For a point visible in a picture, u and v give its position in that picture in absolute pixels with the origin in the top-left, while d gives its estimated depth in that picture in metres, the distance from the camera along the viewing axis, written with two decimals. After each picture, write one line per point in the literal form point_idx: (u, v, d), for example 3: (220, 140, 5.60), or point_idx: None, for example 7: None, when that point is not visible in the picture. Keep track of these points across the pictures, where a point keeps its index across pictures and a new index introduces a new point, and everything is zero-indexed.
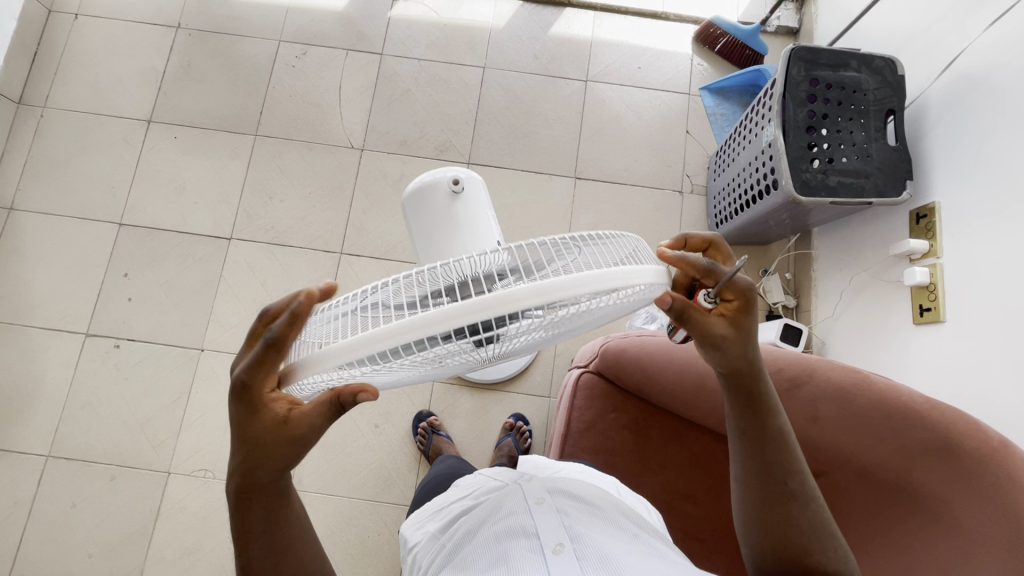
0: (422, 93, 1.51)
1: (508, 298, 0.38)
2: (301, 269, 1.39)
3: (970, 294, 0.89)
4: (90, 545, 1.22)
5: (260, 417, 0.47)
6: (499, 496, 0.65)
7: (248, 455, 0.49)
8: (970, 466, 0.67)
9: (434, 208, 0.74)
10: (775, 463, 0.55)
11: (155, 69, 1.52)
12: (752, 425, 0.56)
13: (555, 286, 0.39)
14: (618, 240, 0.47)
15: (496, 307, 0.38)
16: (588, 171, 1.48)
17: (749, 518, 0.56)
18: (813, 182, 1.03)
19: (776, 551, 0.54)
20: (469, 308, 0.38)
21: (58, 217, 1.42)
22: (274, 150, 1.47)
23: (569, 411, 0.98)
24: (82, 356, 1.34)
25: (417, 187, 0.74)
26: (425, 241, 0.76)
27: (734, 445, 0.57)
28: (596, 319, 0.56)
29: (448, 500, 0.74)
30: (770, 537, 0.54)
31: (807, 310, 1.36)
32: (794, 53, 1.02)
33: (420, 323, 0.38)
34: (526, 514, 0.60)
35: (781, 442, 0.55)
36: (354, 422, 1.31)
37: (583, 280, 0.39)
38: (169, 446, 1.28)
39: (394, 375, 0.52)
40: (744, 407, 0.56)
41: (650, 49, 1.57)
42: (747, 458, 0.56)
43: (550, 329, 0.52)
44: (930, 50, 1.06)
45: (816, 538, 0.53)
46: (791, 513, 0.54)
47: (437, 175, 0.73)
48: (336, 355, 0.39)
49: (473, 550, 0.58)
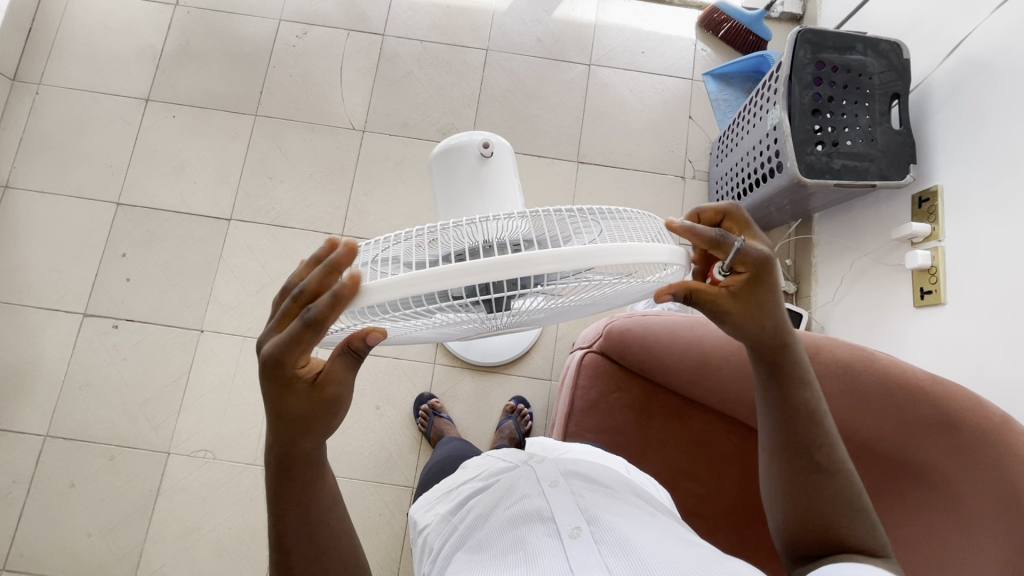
0: (424, 75, 1.50)
1: (528, 260, 0.37)
2: (302, 250, 1.38)
3: (971, 276, 0.90)
4: (90, 525, 1.22)
5: (294, 388, 0.46)
6: (513, 478, 0.65)
7: (283, 428, 0.49)
8: (973, 438, 0.68)
9: (462, 171, 0.70)
10: (802, 434, 0.54)
11: (152, 47, 1.50)
12: (780, 397, 0.54)
13: (574, 254, 0.38)
14: (644, 221, 0.47)
15: (514, 267, 0.37)
16: (591, 155, 1.47)
17: (777, 493, 0.55)
18: (818, 164, 1.03)
19: (802, 524, 0.53)
20: (485, 267, 0.37)
21: (55, 195, 1.40)
22: (274, 131, 1.45)
23: (573, 391, 0.98)
24: (81, 337, 1.32)
25: (445, 149, 0.70)
26: (449, 205, 0.72)
27: (763, 417, 0.56)
28: (612, 299, 0.57)
29: (458, 483, 0.74)
30: (798, 508, 0.53)
31: (807, 296, 1.36)
32: (800, 36, 1.02)
33: (434, 275, 0.37)
34: (541, 497, 0.61)
35: (811, 414, 0.54)
36: (355, 404, 1.31)
37: (604, 253, 0.39)
38: (169, 426, 1.27)
39: (408, 332, 0.53)
40: (771, 374, 0.54)
41: (654, 34, 1.57)
42: (776, 428, 0.55)
43: (568, 303, 0.53)
44: (934, 36, 1.06)
45: (846, 513, 0.52)
46: (817, 485, 0.53)
47: (466, 137, 0.69)
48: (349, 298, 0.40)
49: (488, 534, 0.58)
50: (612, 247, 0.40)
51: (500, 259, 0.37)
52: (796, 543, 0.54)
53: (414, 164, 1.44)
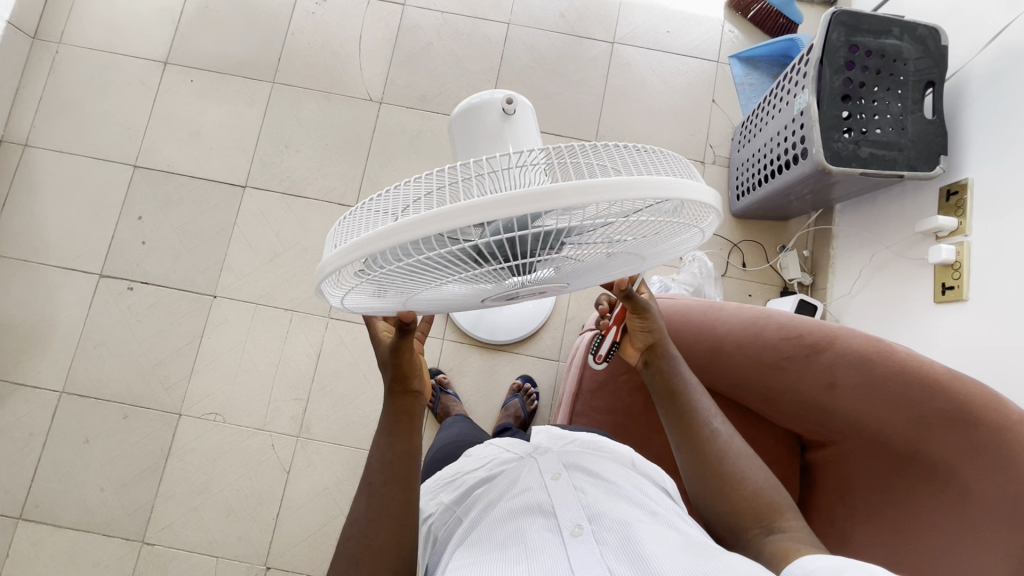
0: (444, 48, 1.48)
1: (555, 191, 0.35)
2: (316, 221, 1.38)
3: (996, 273, 0.88)
4: (103, 480, 1.25)
5: (381, 349, 0.66)
6: (517, 472, 0.67)
7: (388, 378, 0.66)
8: (987, 435, 0.68)
9: (479, 136, 0.59)
10: (692, 412, 0.69)
11: (172, 9, 1.49)
12: (673, 389, 0.71)
13: (599, 185, 0.36)
14: (674, 159, 0.44)
15: (538, 197, 0.35)
16: (610, 136, 1.45)
17: (691, 468, 0.66)
18: (845, 152, 1.00)
19: (716, 489, 0.64)
20: (510, 196, 0.35)
21: (73, 155, 1.41)
22: (291, 99, 1.44)
23: (581, 370, 0.99)
24: (96, 297, 1.34)
25: (462, 111, 0.59)
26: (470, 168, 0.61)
27: (663, 409, 0.71)
28: (639, 253, 0.55)
29: (463, 470, 0.75)
30: (713, 477, 0.65)
31: (823, 288, 1.34)
32: (835, 17, 0.98)
33: (460, 209, 0.36)
34: (543, 490, 0.63)
35: (693, 400, 0.70)
36: (364, 375, 1.30)
37: (629, 184, 0.37)
38: (181, 389, 1.29)
39: (431, 290, 0.51)
40: (659, 375, 0.73)
41: (681, 13, 1.52)
42: (674, 414, 0.70)
43: (593, 254, 0.51)
44: (975, 22, 1.01)
45: (743, 468, 0.65)
46: (719, 452, 0.66)
47: (487, 94, 0.57)
48: (373, 242, 0.39)
49: (490, 525, 0.60)
50: (640, 180, 0.38)
51: (522, 192, 0.35)
52: (716, 509, 0.64)
53: (430, 139, 1.43)
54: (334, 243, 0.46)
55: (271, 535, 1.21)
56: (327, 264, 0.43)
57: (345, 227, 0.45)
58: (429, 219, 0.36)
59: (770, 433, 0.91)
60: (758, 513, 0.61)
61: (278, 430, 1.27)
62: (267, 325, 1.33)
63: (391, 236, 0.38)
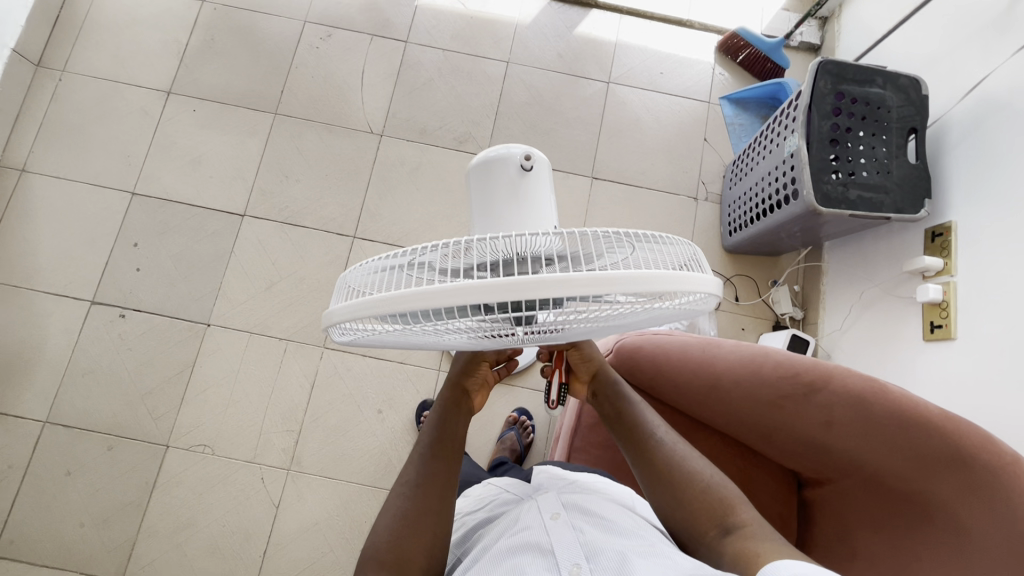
0: (444, 83, 1.52)
1: (563, 280, 0.36)
2: (314, 250, 1.38)
3: (981, 313, 0.91)
4: (83, 515, 1.21)
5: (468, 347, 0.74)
6: (516, 513, 0.67)
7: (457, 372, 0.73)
8: (984, 479, 0.68)
9: (502, 197, 0.54)
10: (641, 430, 0.70)
11: (177, 41, 1.52)
12: (623, 412, 0.72)
13: (607, 277, 0.37)
14: (679, 248, 0.45)
15: (549, 286, 0.36)
16: (605, 171, 1.48)
17: (648, 481, 0.67)
18: (834, 194, 1.04)
19: (673, 499, 0.65)
20: (519, 283, 0.36)
21: (70, 182, 1.41)
22: (293, 130, 1.46)
23: (580, 405, 0.99)
24: (86, 324, 1.32)
25: (480, 163, 0.55)
26: (487, 223, 0.56)
27: (616, 434, 0.72)
28: (638, 326, 0.56)
29: (463, 516, 0.75)
30: (669, 487, 0.65)
31: (814, 323, 1.37)
32: (822, 66, 1.03)
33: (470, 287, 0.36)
34: (542, 530, 0.62)
35: (639, 417, 0.71)
36: (358, 406, 1.29)
37: (636, 278, 0.38)
38: (169, 419, 1.27)
39: (430, 343, 0.52)
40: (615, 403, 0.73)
41: (673, 56, 1.58)
42: (626, 435, 0.71)
43: (594, 330, 0.51)
44: (952, 73, 1.07)
45: (688, 474, 0.65)
46: (673, 464, 0.66)
47: (506, 150, 0.54)
48: (383, 306, 0.39)
49: (489, 563, 0.60)
50: (650, 275, 0.38)
51: (531, 279, 0.36)
52: (677, 518, 0.64)
53: (429, 171, 1.45)
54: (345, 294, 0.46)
55: (258, 572, 1.17)
56: (334, 315, 0.43)
57: (358, 279, 0.46)
58: (441, 293, 0.37)
59: (765, 471, 0.91)
60: (720, 521, 0.62)
61: (269, 463, 1.24)
62: (261, 355, 1.31)
63: (401, 300, 0.38)
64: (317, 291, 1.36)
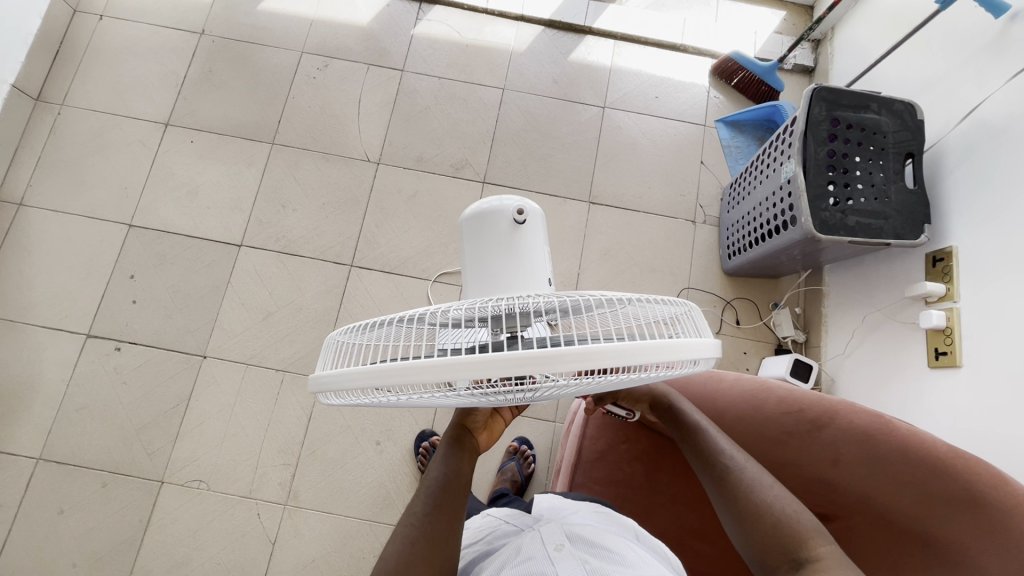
0: (441, 110, 1.52)
1: (559, 357, 0.35)
2: (311, 280, 1.38)
3: (986, 340, 0.89)
4: (75, 555, 1.18)
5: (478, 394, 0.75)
6: (520, 542, 0.66)
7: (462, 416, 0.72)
8: (995, 517, 0.65)
9: (490, 246, 0.54)
10: (706, 451, 0.71)
11: (176, 73, 1.53)
12: (692, 432, 0.74)
13: (611, 350, 0.36)
14: (678, 314, 0.45)
15: (557, 360, 0.35)
16: (602, 196, 1.48)
17: (725, 507, 0.65)
18: (832, 221, 1.03)
19: (744, 516, 0.62)
20: (510, 361, 0.35)
21: (67, 214, 1.41)
22: (289, 160, 1.47)
23: (582, 440, 0.98)
24: (82, 358, 1.31)
25: (472, 216, 0.55)
26: (479, 276, 0.55)
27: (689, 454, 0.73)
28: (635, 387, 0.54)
29: (464, 547, 0.73)
30: (740, 509, 0.63)
31: (817, 346, 1.36)
32: (815, 93, 1.03)
33: (468, 362, 0.36)
34: (546, 560, 0.61)
35: (701, 435, 0.73)
36: (355, 438, 1.27)
37: (638, 353, 0.37)
38: (164, 454, 1.25)
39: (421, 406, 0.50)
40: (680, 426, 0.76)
41: (667, 80, 1.59)
42: (696, 455, 0.72)
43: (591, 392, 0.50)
44: (947, 97, 1.07)
45: (757, 494, 0.63)
46: (738, 485, 0.65)
47: (498, 202, 0.53)
48: (370, 378, 0.39)
49: None
50: (648, 345, 0.37)
51: (523, 356, 0.35)
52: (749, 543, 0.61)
53: (426, 198, 1.45)
54: (337, 359, 0.46)
55: None
56: (324, 381, 0.43)
57: (350, 344, 0.46)
58: (428, 368, 0.36)
59: None
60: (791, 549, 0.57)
61: (265, 498, 1.22)
62: (257, 386, 1.30)
63: (395, 376, 0.37)
64: (314, 321, 1.35)
